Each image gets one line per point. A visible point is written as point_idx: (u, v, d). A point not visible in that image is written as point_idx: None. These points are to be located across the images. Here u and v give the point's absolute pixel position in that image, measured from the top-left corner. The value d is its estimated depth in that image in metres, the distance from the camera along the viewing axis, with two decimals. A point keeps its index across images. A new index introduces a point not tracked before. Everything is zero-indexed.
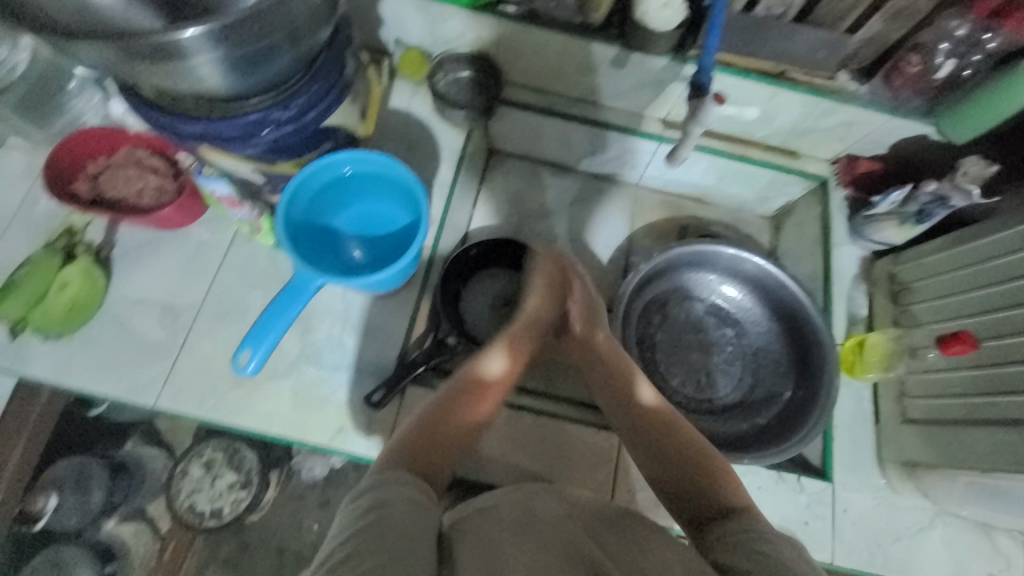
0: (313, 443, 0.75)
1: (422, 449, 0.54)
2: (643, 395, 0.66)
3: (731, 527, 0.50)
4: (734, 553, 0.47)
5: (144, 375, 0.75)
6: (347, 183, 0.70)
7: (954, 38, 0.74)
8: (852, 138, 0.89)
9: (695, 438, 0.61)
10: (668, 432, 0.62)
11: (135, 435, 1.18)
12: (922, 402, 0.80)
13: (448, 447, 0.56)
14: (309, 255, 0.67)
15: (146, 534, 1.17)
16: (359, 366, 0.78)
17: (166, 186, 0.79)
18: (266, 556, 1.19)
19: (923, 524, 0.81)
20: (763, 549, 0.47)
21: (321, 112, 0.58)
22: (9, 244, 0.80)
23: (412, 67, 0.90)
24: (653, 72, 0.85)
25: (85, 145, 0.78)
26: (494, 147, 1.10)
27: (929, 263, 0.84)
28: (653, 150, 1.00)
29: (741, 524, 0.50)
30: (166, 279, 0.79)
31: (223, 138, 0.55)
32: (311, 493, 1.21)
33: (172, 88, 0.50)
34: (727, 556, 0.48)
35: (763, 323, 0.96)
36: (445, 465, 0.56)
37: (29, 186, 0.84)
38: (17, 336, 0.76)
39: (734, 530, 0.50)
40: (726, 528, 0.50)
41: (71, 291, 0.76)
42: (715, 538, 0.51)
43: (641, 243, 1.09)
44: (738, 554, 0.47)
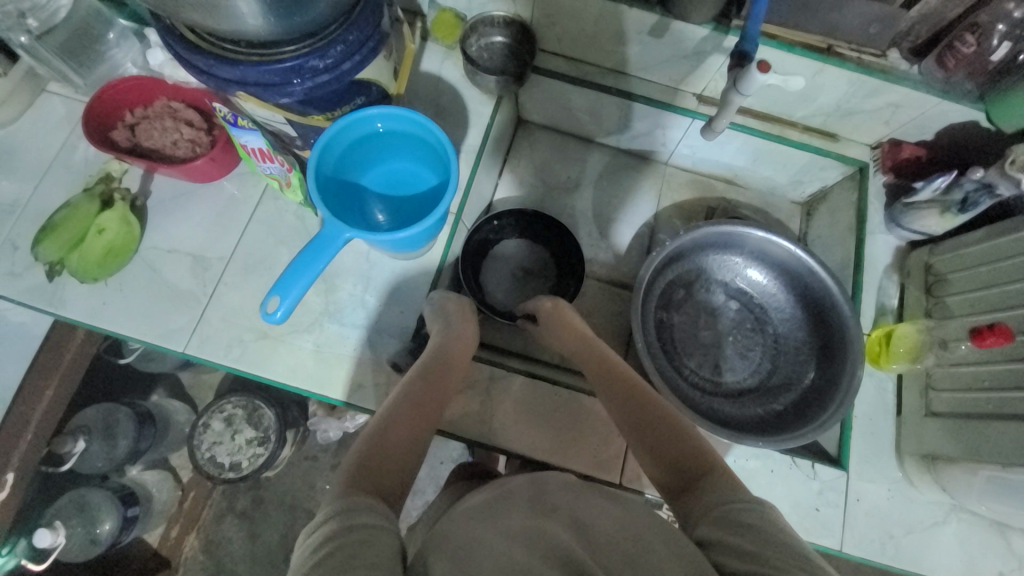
0: (332, 398, 0.77)
1: (393, 438, 0.55)
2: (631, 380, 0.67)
3: (714, 498, 0.50)
4: (718, 527, 0.47)
5: (172, 322, 0.77)
6: (378, 139, 0.70)
7: (1012, 19, 0.70)
8: (897, 121, 0.86)
9: (674, 415, 0.63)
10: (641, 408, 0.64)
11: (161, 389, 1.29)
12: (949, 396, 0.78)
13: (423, 425, 0.59)
14: (338, 211, 0.66)
15: (169, 482, 1.26)
16: (380, 326, 0.79)
17: (199, 139, 0.81)
18: (280, 512, 1.27)
19: (937, 518, 0.80)
20: (749, 519, 0.46)
21: (357, 63, 0.57)
22: (49, 189, 0.83)
23: (445, 30, 0.90)
24: (693, 43, 0.82)
25: (128, 93, 0.80)
26: (522, 117, 1.09)
27: (967, 255, 0.81)
28: (685, 126, 0.98)
29: (724, 494, 0.50)
30: (198, 230, 0.81)
31: (260, 86, 0.55)
32: (324, 454, 1.30)
33: (213, 27, 0.50)
34: (712, 530, 0.47)
35: (787, 309, 0.94)
36: (426, 430, 0.59)
37: (69, 133, 0.86)
38: (54, 276, 0.78)
39: (715, 501, 0.50)
40: (708, 498, 0.51)
41: (108, 236, 0.77)
42: (699, 509, 0.51)
43: (667, 222, 1.07)
44: (723, 527, 0.47)
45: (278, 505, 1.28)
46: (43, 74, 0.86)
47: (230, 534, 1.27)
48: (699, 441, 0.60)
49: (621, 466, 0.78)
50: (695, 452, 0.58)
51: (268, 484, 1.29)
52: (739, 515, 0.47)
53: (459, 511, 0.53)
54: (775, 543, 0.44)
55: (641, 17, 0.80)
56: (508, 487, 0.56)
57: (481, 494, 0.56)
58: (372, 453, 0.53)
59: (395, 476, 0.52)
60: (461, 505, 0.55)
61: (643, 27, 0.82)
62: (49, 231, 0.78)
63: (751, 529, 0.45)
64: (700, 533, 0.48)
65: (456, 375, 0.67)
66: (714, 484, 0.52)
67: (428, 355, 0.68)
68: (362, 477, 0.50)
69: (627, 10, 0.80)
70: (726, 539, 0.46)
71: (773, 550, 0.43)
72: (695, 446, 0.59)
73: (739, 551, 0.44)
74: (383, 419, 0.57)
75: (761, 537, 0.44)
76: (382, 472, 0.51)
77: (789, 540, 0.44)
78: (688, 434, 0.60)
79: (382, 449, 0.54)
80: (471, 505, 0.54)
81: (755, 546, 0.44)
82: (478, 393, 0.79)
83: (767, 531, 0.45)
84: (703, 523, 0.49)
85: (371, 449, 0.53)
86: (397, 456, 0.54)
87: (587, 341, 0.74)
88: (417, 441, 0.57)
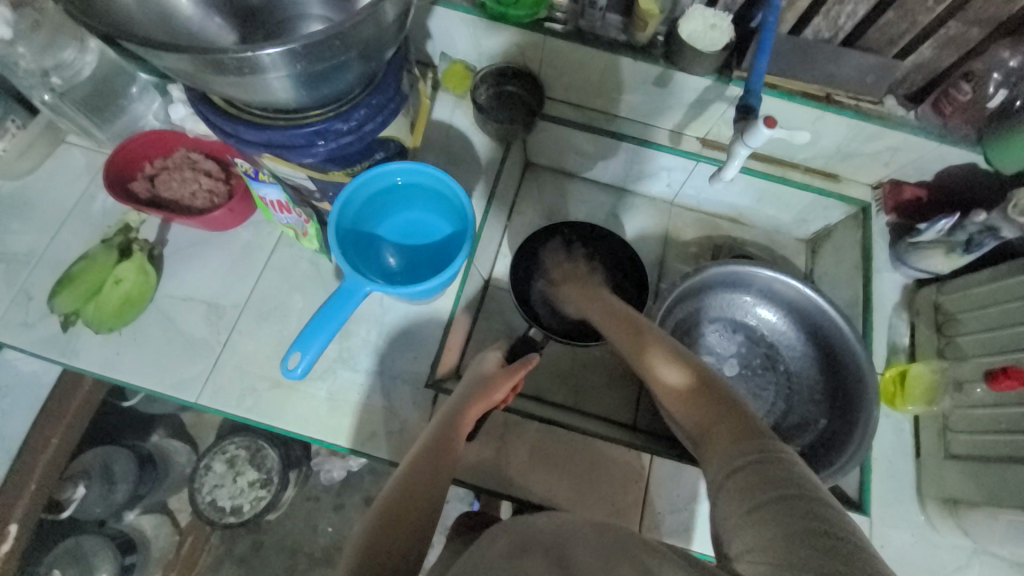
0: (344, 447, 0.75)
1: (412, 501, 0.55)
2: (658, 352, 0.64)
3: (731, 456, 0.47)
4: (733, 489, 0.45)
5: (185, 371, 0.77)
6: (396, 191, 0.72)
7: (1007, 68, 0.73)
8: (897, 164, 0.88)
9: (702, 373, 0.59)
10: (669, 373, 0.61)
11: (162, 428, 1.24)
12: (967, 437, 0.78)
13: (442, 474, 0.59)
14: (356, 261, 0.67)
15: (167, 526, 1.21)
16: (394, 373, 0.78)
17: (218, 189, 0.82)
18: (280, 557, 1.21)
19: (961, 563, 0.77)
20: (774, 483, 0.43)
21: (378, 125, 0.60)
22: (67, 238, 0.84)
23: (455, 80, 0.93)
24: (697, 92, 0.85)
25: (149, 146, 0.82)
26: (529, 160, 1.11)
27: (975, 294, 0.82)
28: (689, 168, 0.99)
29: (746, 451, 0.47)
30: (213, 279, 0.82)
31: (285, 148, 0.57)
32: (326, 495, 1.25)
33: (244, 98, 0.52)
34: (728, 492, 0.45)
35: (798, 347, 0.94)
36: (444, 479, 0.59)
37: (88, 183, 0.88)
38: (69, 327, 0.78)
39: (735, 461, 0.47)
40: (726, 454, 0.48)
41: (124, 286, 0.78)
42: (715, 469, 0.48)
43: (674, 259, 1.08)
44: (735, 490, 0.44)
45: (278, 550, 1.22)
46: (63, 128, 0.88)
47: None
48: (733, 398, 0.55)
49: (640, 514, 0.76)
50: (722, 404, 0.54)
51: (268, 527, 1.24)
52: (764, 475, 0.44)
53: (470, 560, 0.49)
54: (804, 517, 0.39)
55: (644, 68, 0.84)
56: (527, 527, 0.50)
57: (496, 538, 0.50)
58: (389, 510, 0.54)
59: (408, 546, 0.51)
60: (478, 549, 0.50)
61: (647, 78, 0.85)
62: (67, 283, 0.79)
63: (775, 496, 0.42)
64: (714, 500, 0.46)
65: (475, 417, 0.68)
66: (737, 438, 0.49)
67: (452, 403, 0.69)
68: (371, 551, 0.50)
69: (631, 62, 0.83)
70: (734, 510, 0.43)
71: (795, 526, 0.39)
72: (728, 400, 0.54)
73: (754, 521, 0.41)
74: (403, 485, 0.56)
75: (786, 505, 0.41)
76: (396, 538, 0.51)
77: (826, 513, 0.40)
78: (722, 390, 0.57)
79: (399, 521, 0.52)
80: (483, 555, 0.48)
81: (773, 518, 0.40)
82: (493, 440, 0.78)
83: (795, 500, 0.41)
84: (719, 485, 0.46)
85: (388, 509, 0.54)
86: (416, 514, 0.54)
87: (621, 312, 0.75)
88: (427, 499, 0.56)
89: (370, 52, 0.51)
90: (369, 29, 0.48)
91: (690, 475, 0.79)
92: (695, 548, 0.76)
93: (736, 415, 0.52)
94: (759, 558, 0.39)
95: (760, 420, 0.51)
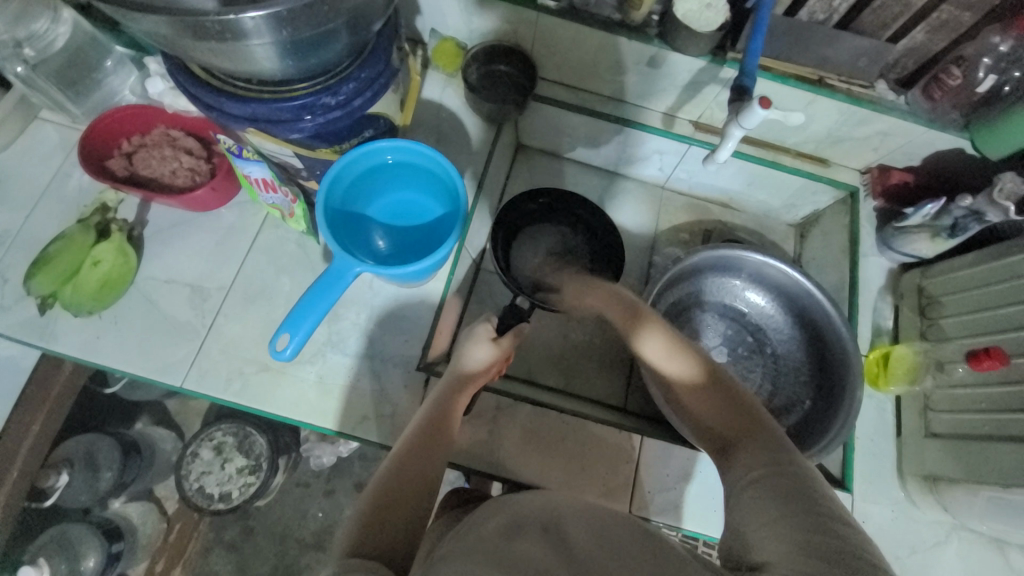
0: (335, 431, 0.75)
1: (406, 483, 0.55)
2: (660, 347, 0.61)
3: (751, 466, 0.48)
4: (754, 500, 0.45)
5: (170, 356, 0.75)
6: (386, 170, 0.70)
7: (996, 53, 0.73)
8: (886, 148, 0.89)
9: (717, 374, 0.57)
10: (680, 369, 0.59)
11: (146, 416, 1.22)
12: (948, 417, 0.80)
13: (437, 456, 0.59)
14: (346, 242, 0.66)
15: (153, 514, 1.20)
16: (385, 357, 0.78)
17: (199, 168, 0.80)
18: (270, 542, 1.21)
19: (939, 537, 0.80)
20: (795, 497, 0.43)
21: (368, 100, 0.58)
22: (41, 218, 0.81)
23: (445, 58, 0.91)
24: (691, 73, 0.84)
25: (125, 122, 0.79)
26: (520, 142, 1.09)
27: (959, 278, 0.83)
28: (682, 152, 0.99)
29: (767, 463, 0.47)
30: (197, 261, 0.80)
31: (271, 123, 0.55)
32: (316, 481, 1.25)
33: (227, 67, 0.50)
34: (747, 503, 0.45)
35: (785, 330, 0.96)
36: (438, 463, 0.59)
37: (63, 161, 0.84)
38: (46, 310, 0.76)
39: (755, 474, 0.47)
40: (748, 464, 0.48)
41: (103, 268, 0.76)
42: (735, 479, 0.48)
43: (665, 243, 1.09)
44: (758, 501, 0.45)
45: (268, 536, 1.21)
46: (36, 102, 0.84)
47: (217, 567, 1.20)
48: (755, 407, 0.54)
49: (630, 494, 0.77)
50: (742, 412, 0.53)
51: (258, 513, 1.23)
52: (784, 488, 0.44)
53: (463, 533, 0.49)
54: (822, 532, 0.40)
55: (638, 49, 0.82)
56: (517, 506, 0.51)
57: (487, 516, 0.50)
58: (386, 492, 0.54)
59: (401, 527, 0.51)
60: (469, 523, 0.50)
61: (641, 59, 0.84)
62: (42, 264, 0.76)
63: (796, 510, 0.42)
64: (732, 506, 0.47)
65: (472, 390, 0.69)
66: (758, 449, 0.49)
67: (444, 382, 0.68)
68: (375, 524, 0.51)
69: (625, 42, 0.82)
70: (755, 522, 0.44)
71: (816, 541, 0.40)
72: (748, 407, 0.54)
73: (774, 532, 0.42)
74: (398, 473, 0.56)
75: (807, 520, 0.41)
76: (390, 520, 0.51)
77: (843, 528, 0.41)
78: (740, 397, 0.55)
79: (392, 504, 0.53)
80: (478, 529, 0.48)
81: (794, 531, 0.41)
82: (485, 422, 0.78)
83: (815, 515, 0.42)
84: (739, 496, 0.47)
85: (384, 489, 0.54)
86: (411, 498, 0.54)
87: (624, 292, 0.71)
88: (423, 484, 0.56)
89: (359, 22, 0.50)
90: None
91: (679, 455, 0.80)
92: (685, 526, 0.78)
93: (755, 426, 0.52)
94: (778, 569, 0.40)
95: (779, 433, 0.51)
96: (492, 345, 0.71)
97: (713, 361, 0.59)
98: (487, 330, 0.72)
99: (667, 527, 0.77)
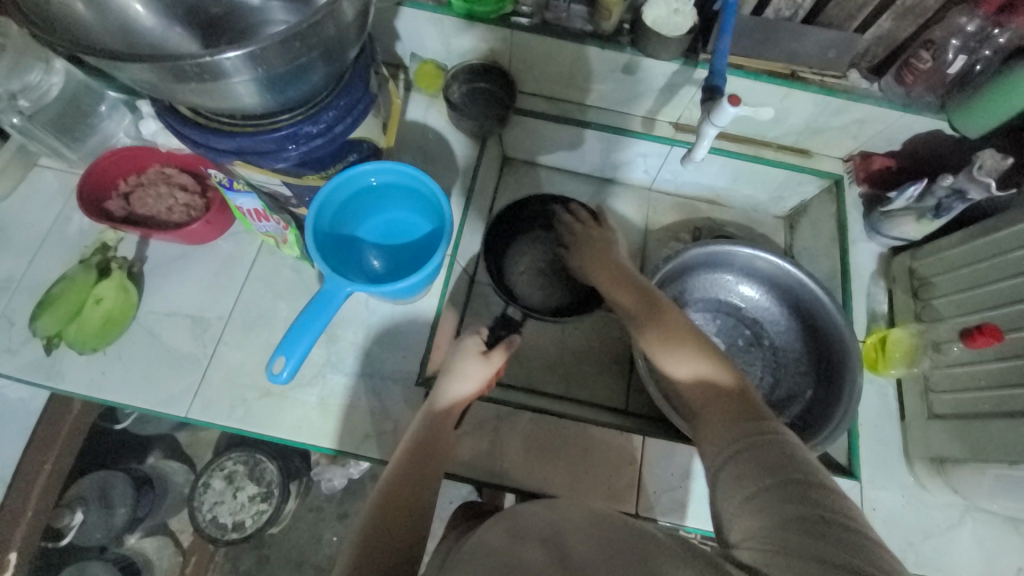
0: (337, 450, 0.75)
1: (406, 502, 0.56)
2: (655, 331, 0.64)
3: (727, 441, 0.49)
4: (733, 474, 0.46)
5: (174, 387, 0.77)
6: (372, 192, 0.73)
7: (965, 33, 0.75)
8: (865, 136, 0.90)
9: (705, 355, 0.59)
10: (671, 349, 0.61)
11: (157, 449, 1.23)
12: (949, 397, 0.79)
13: (430, 469, 0.60)
14: (336, 264, 0.68)
15: (168, 549, 1.21)
16: (384, 374, 0.79)
17: (194, 202, 0.82)
18: (286, 568, 1.21)
19: (952, 520, 0.79)
20: (772, 468, 0.44)
21: (349, 126, 0.60)
22: (44, 262, 0.83)
23: (427, 79, 0.94)
24: (666, 77, 0.86)
25: (122, 163, 0.82)
26: (506, 155, 1.11)
27: (948, 258, 0.84)
28: (665, 153, 1.00)
29: (741, 436, 0.48)
30: (196, 292, 0.82)
31: (255, 154, 0.58)
32: (330, 505, 1.25)
33: (212, 106, 0.52)
34: (727, 477, 0.46)
35: (782, 321, 0.96)
36: (433, 473, 0.60)
37: (63, 205, 0.87)
38: (51, 350, 0.78)
39: (734, 448, 0.48)
40: (728, 439, 0.49)
41: (107, 304, 0.78)
42: (714, 454, 0.49)
43: (657, 243, 1.10)
44: (737, 475, 0.46)
45: (284, 562, 1.21)
46: (34, 150, 0.88)
47: None
48: (738, 382, 0.55)
49: (636, 495, 0.77)
50: (728, 391, 0.54)
51: (272, 540, 1.23)
52: (760, 459, 0.45)
53: (466, 554, 0.48)
54: (799, 502, 0.41)
55: (613, 57, 0.85)
56: (521, 517, 0.51)
57: (489, 530, 0.51)
58: (387, 509, 0.55)
59: (403, 548, 0.52)
60: (475, 538, 0.50)
61: (616, 66, 0.86)
62: (47, 305, 0.78)
63: (776, 482, 0.43)
64: (710, 481, 0.49)
65: (461, 407, 0.68)
66: (736, 421, 0.51)
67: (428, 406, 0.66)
68: (378, 543, 0.52)
69: (600, 51, 0.84)
70: (733, 501, 0.45)
71: (794, 514, 0.41)
72: (736, 386, 0.55)
73: (752, 506, 0.43)
74: (394, 487, 0.57)
75: (783, 491, 0.42)
76: (393, 537, 0.52)
77: (824, 501, 0.41)
78: (727, 375, 0.56)
79: (393, 521, 0.54)
80: (482, 546, 0.49)
81: (772, 506, 0.42)
82: (486, 433, 0.79)
83: (792, 487, 0.42)
84: (718, 471, 0.48)
85: (383, 506, 0.55)
86: (405, 511, 0.55)
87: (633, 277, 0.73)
88: (421, 498, 0.57)
89: (334, 53, 0.52)
90: (329, 28, 0.48)
91: (682, 452, 0.80)
92: (688, 524, 0.78)
93: (739, 403, 0.53)
94: (753, 541, 0.41)
95: (766, 407, 0.52)
96: (482, 360, 0.70)
97: (699, 339, 0.61)
98: (476, 344, 0.72)
99: (676, 526, 0.77)
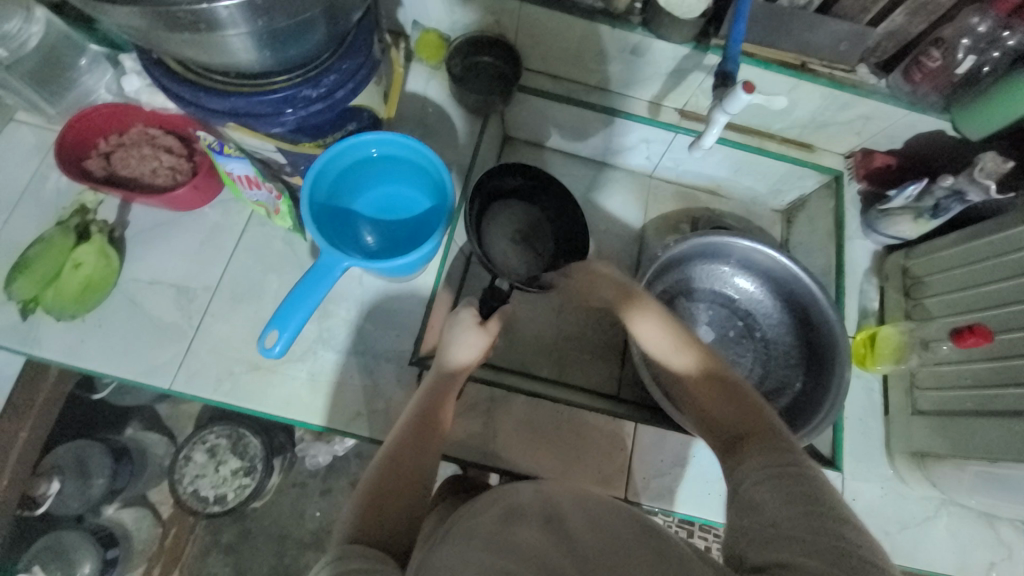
0: (327, 427, 0.74)
1: (403, 479, 0.55)
2: (667, 349, 0.58)
3: (754, 467, 0.47)
4: (761, 501, 0.44)
5: (158, 358, 0.74)
6: (373, 164, 0.70)
7: (976, 33, 0.73)
8: (868, 132, 0.90)
9: (727, 376, 0.55)
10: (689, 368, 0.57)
11: (136, 421, 1.20)
12: (933, 394, 0.81)
13: (429, 451, 0.58)
14: (332, 237, 0.66)
15: (148, 519, 1.17)
16: (377, 353, 0.77)
17: (180, 166, 0.79)
18: (268, 543, 1.19)
19: (928, 513, 0.82)
20: (802, 500, 0.43)
21: (350, 91, 0.57)
22: (18, 223, 0.79)
23: (429, 50, 0.90)
24: (676, 61, 0.84)
25: (102, 120, 0.77)
26: (507, 134, 1.09)
27: (942, 258, 0.85)
28: (668, 140, 0.99)
29: (768, 464, 0.47)
30: (182, 260, 0.79)
31: (251, 117, 0.55)
32: (314, 480, 1.23)
33: (205, 60, 0.49)
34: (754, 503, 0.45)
35: (774, 315, 0.96)
36: (433, 455, 0.58)
37: (40, 162, 0.82)
38: (27, 315, 0.74)
39: (763, 477, 0.46)
40: (757, 464, 0.47)
41: (85, 270, 0.74)
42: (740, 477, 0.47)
43: (654, 232, 1.09)
44: (767, 501, 0.44)
45: (266, 537, 1.19)
46: (10, 104, 0.82)
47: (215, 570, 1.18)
48: (759, 406, 0.53)
49: (625, 481, 0.78)
50: (752, 415, 0.52)
51: (255, 514, 1.21)
52: (790, 489, 0.44)
53: (461, 526, 0.48)
54: (826, 533, 0.40)
55: (622, 37, 0.82)
56: (513, 496, 0.51)
57: (482, 506, 0.50)
58: (382, 485, 0.54)
59: (399, 519, 0.51)
60: (468, 510, 0.50)
61: (625, 47, 0.84)
62: (23, 268, 0.74)
63: (805, 512, 0.42)
64: (733, 503, 0.47)
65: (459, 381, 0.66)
66: (762, 448, 0.49)
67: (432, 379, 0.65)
68: (374, 513, 0.51)
69: (609, 31, 0.82)
70: (755, 526, 0.43)
71: (823, 547, 0.39)
72: (757, 411, 0.52)
73: (778, 534, 0.41)
74: (391, 468, 0.55)
75: (811, 521, 0.41)
76: (391, 508, 0.51)
77: (851, 535, 0.40)
78: (749, 399, 0.53)
79: (389, 493, 0.53)
80: (476, 518, 0.48)
81: (800, 536, 0.40)
82: (479, 415, 0.78)
83: (822, 520, 0.41)
84: (745, 494, 0.46)
85: (378, 481, 0.54)
86: (401, 488, 0.54)
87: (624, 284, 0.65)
88: (418, 479, 0.56)
89: (336, 12, 0.49)
90: None
91: (673, 440, 0.81)
92: (679, 510, 0.79)
93: (765, 430, 0.50)
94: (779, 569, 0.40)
95: (790, 437, 0.50)
96: (479, 329, 0.66)
97: (716, 359, 0.56)
98: (473, 315, 0.68)
99: (661, 511, 0.78)
